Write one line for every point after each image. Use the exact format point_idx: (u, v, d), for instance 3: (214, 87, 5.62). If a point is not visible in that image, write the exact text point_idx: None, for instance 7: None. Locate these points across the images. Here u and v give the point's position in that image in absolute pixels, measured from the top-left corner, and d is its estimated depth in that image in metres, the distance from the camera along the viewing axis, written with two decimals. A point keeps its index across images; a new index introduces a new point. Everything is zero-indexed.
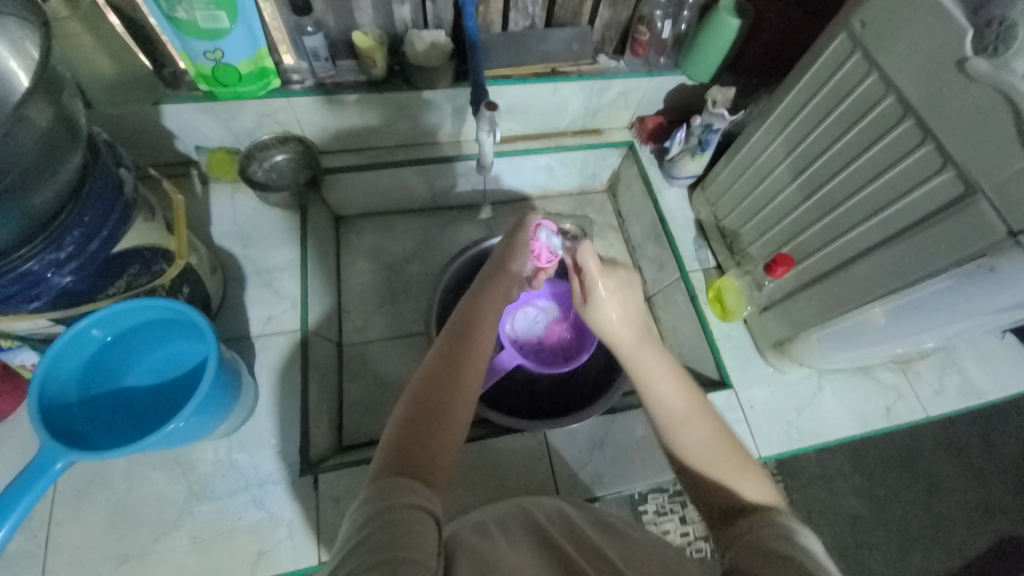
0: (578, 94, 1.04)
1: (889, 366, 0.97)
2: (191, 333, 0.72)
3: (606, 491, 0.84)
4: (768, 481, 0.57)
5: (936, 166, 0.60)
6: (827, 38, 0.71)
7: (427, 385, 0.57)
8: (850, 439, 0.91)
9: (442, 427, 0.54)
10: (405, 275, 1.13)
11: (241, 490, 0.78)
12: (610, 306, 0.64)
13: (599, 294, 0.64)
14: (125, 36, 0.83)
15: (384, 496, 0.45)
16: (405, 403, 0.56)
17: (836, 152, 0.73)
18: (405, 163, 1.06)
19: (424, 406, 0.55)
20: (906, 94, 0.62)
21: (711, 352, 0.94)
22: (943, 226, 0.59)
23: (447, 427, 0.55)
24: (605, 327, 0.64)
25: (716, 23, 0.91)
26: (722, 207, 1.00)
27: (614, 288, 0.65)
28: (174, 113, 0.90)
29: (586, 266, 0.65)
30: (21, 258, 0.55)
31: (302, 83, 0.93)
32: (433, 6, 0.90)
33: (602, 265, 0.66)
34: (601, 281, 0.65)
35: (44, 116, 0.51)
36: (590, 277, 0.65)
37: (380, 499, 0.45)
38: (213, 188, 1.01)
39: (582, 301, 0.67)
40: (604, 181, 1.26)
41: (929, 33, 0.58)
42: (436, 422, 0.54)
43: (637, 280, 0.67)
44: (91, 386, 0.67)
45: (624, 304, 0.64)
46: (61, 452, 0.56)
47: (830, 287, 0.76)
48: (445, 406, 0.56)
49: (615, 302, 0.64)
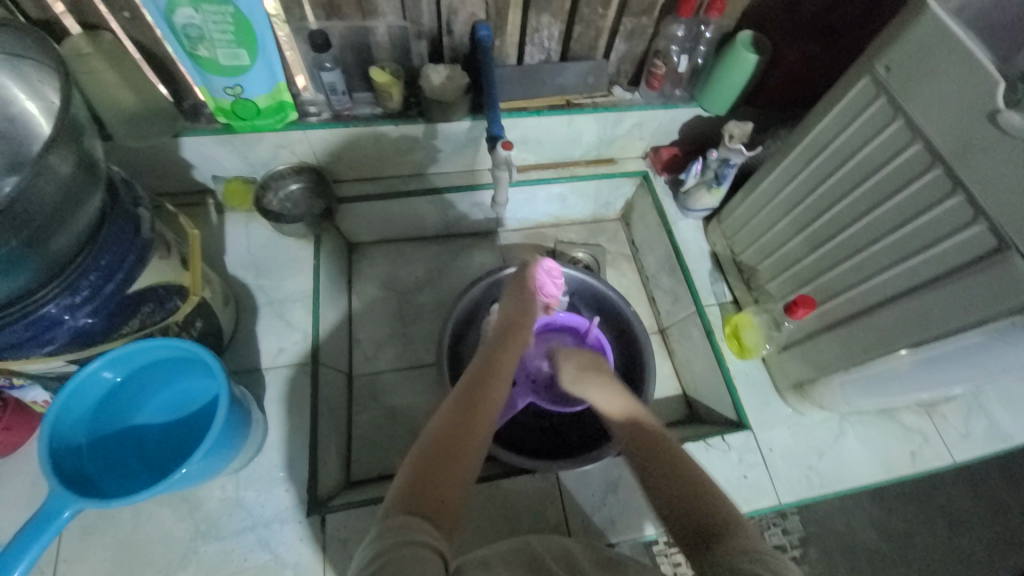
0: (592, 126, 1.03)
1: (914, 409, 0.94)
2: (202, 370, 0.71)
3: (620, 538, 0.81)
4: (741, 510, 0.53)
5: (966, 218, 0.58)
6: (849, 80, 0.70)
7: (441, 426, 0.58)
8: (874, 485, 0.88)
9: (453, 468, 0.54)
10: (416, 303, 1.12)
11: (248, 530, 0.77)
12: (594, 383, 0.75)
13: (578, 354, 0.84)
14: (131, 49, 0.82)
15: (394, 534, 0.44)
16: (424, 439, 0.57)
17: (860, 195, 0.71)
18: (419, 193, 1.06)
19: (437, 446, 0.56)
20: (933, 143, 0.60)
21: (728, 391, 0.92)
22: (975, 280, 0.57)
23: (459, 470, 0.54)
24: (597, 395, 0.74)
25: (733, 57, 0.90)
26: (739, 241, 0.98)
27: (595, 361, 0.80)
28: (192, 145, 0.91)
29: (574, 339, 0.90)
30: (38, 301, 0.55)
31: (318, 115, 0.93)
32: (448, 40, 0.90)
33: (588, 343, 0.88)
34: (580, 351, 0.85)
35: (67, 161, 0.51)
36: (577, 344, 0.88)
37: (391, 536, 0.44)
38: (229, 217, 1.02)
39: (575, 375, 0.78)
40: (617, 210, 1.25)
41: (956, 80, 0.57)
42: (450, 463, 0.54)
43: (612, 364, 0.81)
44: (101, 426, 0.66)
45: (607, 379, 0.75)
46: (70, 499, 0.55)
47: (851, 331, 0.74)
48: (461, 440, 0.57)
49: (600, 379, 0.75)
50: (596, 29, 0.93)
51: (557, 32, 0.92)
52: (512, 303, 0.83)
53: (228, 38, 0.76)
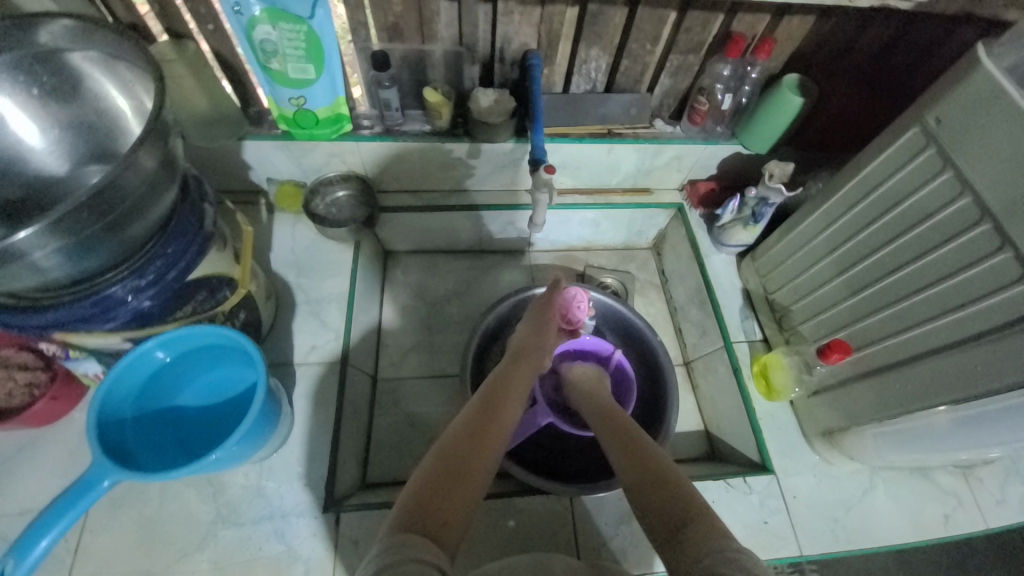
0: (632, 156, 1.05)
1: (949, 470, 0.89)
2: (242, 360, 0.75)
3: (635, 571, 0.79)
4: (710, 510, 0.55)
5: (1014, 276, 0.57)
6: (897, 129, 0.70)
7: (450, 444, 0.59)
8: (903, 546, 0.84)
9: (459, 486, 0.55)
10: (444, 314, 1.15)
11: (266, 520, 0.79)
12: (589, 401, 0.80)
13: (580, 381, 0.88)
14: (211, 61, 0.89)
15: (396, 550, 0.45)
16: (430, 456, 0.58)
17: (903, 243, 0.70)
18: (458, 208, 1.10)
19: (444, 464, 0.56)
20: (983, 197, 0.60)
21: (753, 432, 0.90)
22: (1022, 340, 0.55)
23: (465, 488, 0.55)
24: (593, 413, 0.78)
25: (779, 99, 0.91)
26: (773, 280, 0.97)
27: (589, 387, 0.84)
28: (253, 148, 0.98)
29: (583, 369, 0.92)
30: (106, 281, 0.60)
31: (371, 128, 0.99)
32: (500, 66, 0.95)
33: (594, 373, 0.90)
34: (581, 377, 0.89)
35: (152, 157, 0.56)
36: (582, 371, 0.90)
37: (392, 552, 0.45)
38: (277, 217, 1.07)
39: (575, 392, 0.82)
40: (650, 239, 1.26)
41: (1009, 136, 0.56)
42: (456, 482, 0.55)
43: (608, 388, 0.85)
44: (146, 403, 0.70)
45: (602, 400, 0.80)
46: (110, 469, 0.58)
47: (886, 381, 0.73)
48: (467, 460, 0.57)
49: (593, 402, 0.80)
50: (643, 64, 0.95)
51: (605, 64, 0.95)
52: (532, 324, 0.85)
53: (299, 54, 0.82)
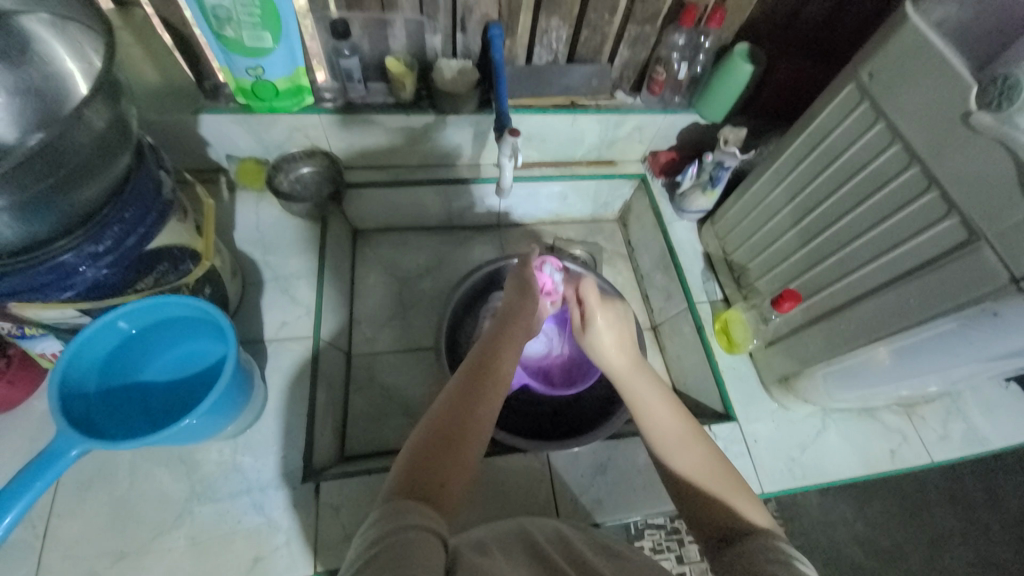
0: (595, 127, 1.07)
1: (894, 409, 0.97)
2: (211, 332, 0.74)
3: (607, 518, 0.83)
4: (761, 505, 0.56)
5: (940, 213, 0.63)
6: (836, 88, 0.75)
7: (444, 411, 0.57)
8: (853, 480, 0.91)
9: (457, 454, 0.54)
10: (416, 290, 1.15)
11: (243, 493, 0.78)
12: (606, 335, 0.68)
13: (595, 324, 0.69)
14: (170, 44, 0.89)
15: (394, 516, 0.45)
16: (424, 424, 0.56)
17: (842, 195, 0.76)
18: (426, 182, 1.10)
19: (440, 431, 0.55)
20: (911, 143, 0.65)
21: (716, 384, 0.95)
22: (948, 270, 0.61)
23: (462, 454, 0.54)
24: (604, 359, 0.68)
25: (730, 67, 0.95)
26: (730, 242, 1.03)
27: (612, 320, 0.69)
28: (210, 121, 0.94)
29: (586, 298, 0.69)
30: (57, 249, 0.57)
31: (333, 101, 0.97)
32: (462, 37, 0.95)
33: (602, 298, 0.70)
34: (599, 313, 0.69)
35: (102, 117, 0.54)
36: (589, 309, 0.69)
37: (389, 520, 0.45)
38: (239, 196, 1.05)
39: (581, 328, 0.71)
40: (615, 210, 1.30)
41: (933, 84, 0.62)
42: (453, 448, 0.54)
43: (632, 313, 0.72)
44: (110, 377, 0.69)
45: (620, 333, 0.68)
46: (75, 439, 0.57)
47: (834, 325, 0.78)
48: (463, 429, 0.56)
49: (611, 332, 0.68)
50: (602, 35, 0.98)
51: (565, 35, 0.97)
52: (515, 290, 0.76)
53: (253, 20, 0.79)
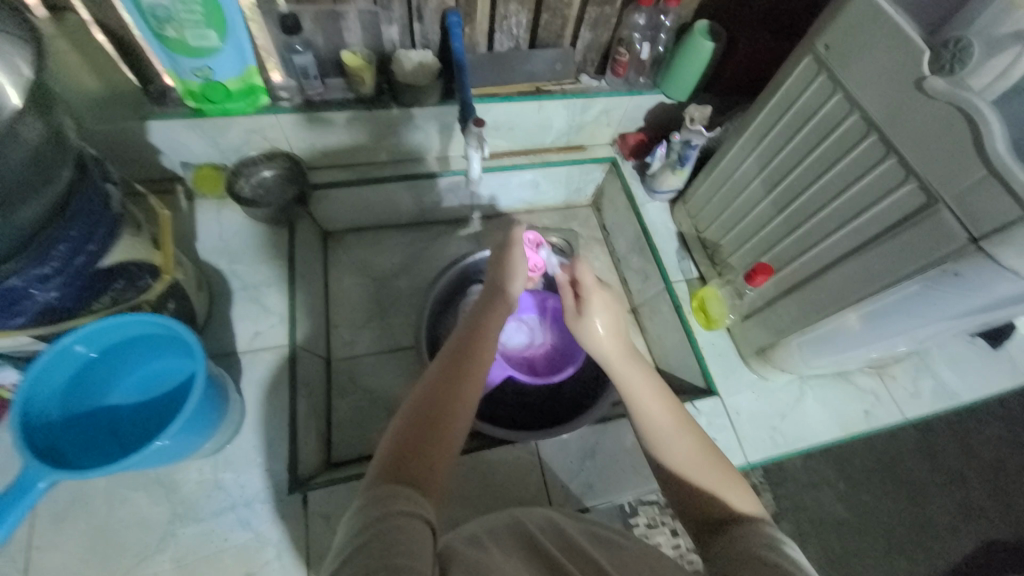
0: (562, 112, 1.06)
1: (866, 371, 1.01)
2: (180, 348, 0.71)
3: (597, 501, 0.84)
4: (751, 492, 0.57)
5: (899, 179, 0.64)
6: (794, 61, 0.76)
7: (428, 395, 0.56)
8: (832, 443, 0.94)
9: (441, 436, 0.53)
10: (394, 289, 1.13)
11: (227, 511, 0.76)
12: (599, 321, 0.67)
13: (592, 308, 0.68)
14: (110, 50, 0.83)
15: (380, 505, 0.44)
16: (407, 409, 0.56)
17: (807, 166, 0.77)
18: (394, 179, 1.07)
19: (425, 416, 0.54)
20: (869, 112, 0.66)
21: (697, 360, 0.96)
22: (911, 234, 0.63)
23: (446, 436, 0.54)
24: (596, 342, 0.67)
25: (690, 45, 0.95)
26: (703, 219, 1.04)
27: (605, 305, 0.68)
28: (160, 129, 0.90)
29: (582, 280, 0.69)
30: (2, 273, 0.55)
31: (290, 100, 0.93)
32: (420, 27, 0.93)
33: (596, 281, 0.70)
34: (595, 295, 0.68)
35: (34, 131, 0.51)
36: (586, 290, 0.69)
37: (374, 508, 0.44)
38: (199, 205, 1.01)
39: (574, 313, 0.70)
40: (588, 195, 1.29)
41: (888, 54, 0.62)
42: (437, 432, 0.53)
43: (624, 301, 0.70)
44: (73, 404, 0.66)
45: (612, 321, 0.68)
46: (44, 470, 0.54)
47: (807, 293, 0.80)
48: (446, 412, 0.55)
49: (605, 318, 0.67)
50: (562, 18, 0.96)
51: (525, 20, 0.95)
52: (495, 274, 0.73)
53: (196, 18, 0.75)
